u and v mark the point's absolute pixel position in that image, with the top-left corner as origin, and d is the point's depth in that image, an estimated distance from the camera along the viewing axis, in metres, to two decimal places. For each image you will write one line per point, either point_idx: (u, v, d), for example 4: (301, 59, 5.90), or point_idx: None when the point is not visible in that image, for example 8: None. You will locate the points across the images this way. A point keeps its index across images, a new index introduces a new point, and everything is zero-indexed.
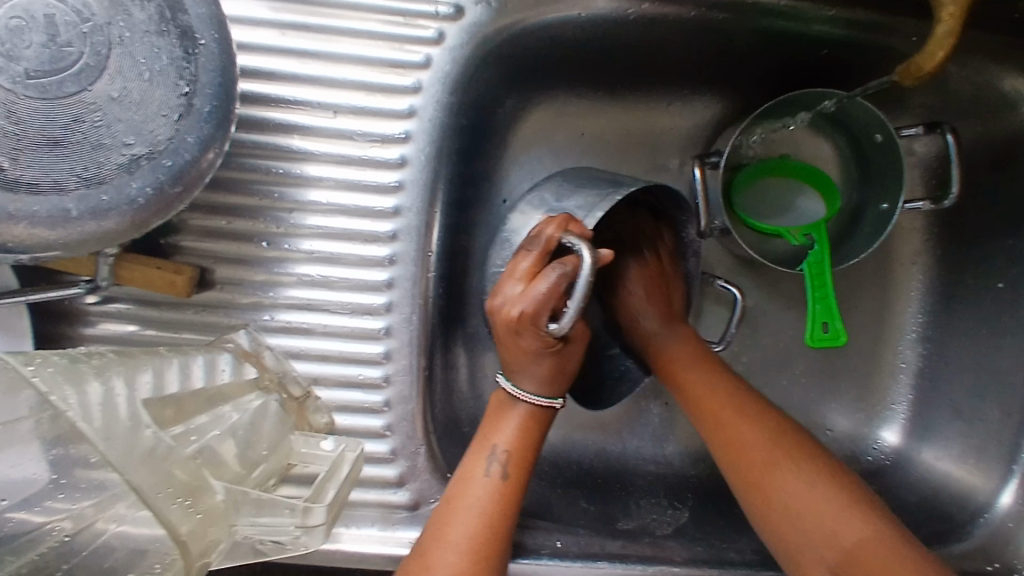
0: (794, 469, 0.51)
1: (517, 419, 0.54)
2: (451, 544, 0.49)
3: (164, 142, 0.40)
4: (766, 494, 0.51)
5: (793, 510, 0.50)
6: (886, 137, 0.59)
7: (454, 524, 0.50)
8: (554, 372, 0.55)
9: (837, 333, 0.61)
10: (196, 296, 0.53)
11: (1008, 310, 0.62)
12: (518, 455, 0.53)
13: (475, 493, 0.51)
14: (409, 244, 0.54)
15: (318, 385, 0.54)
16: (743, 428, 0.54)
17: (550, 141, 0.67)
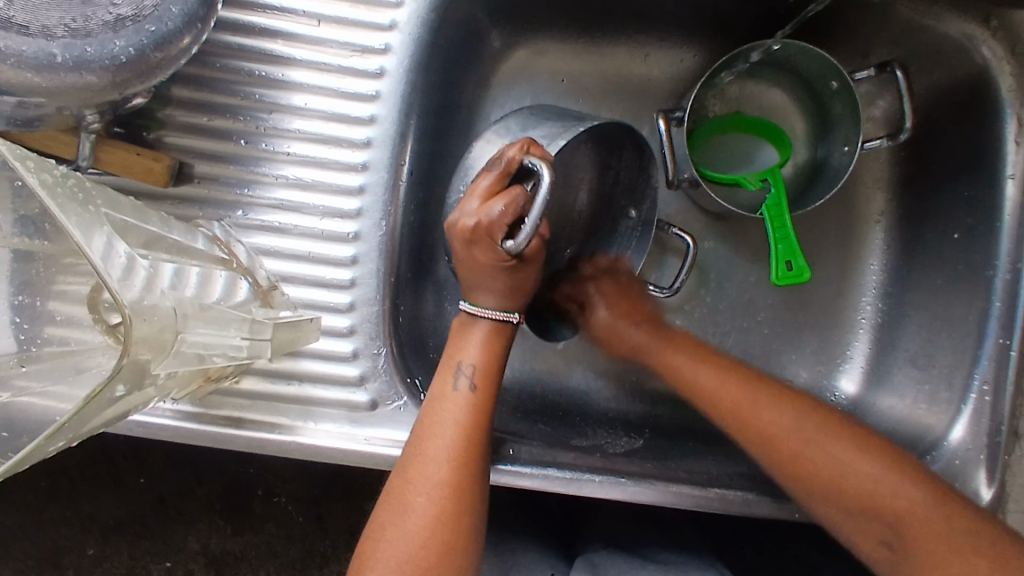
0: (837, 445, 0.54)
1: (483, 336, 0.54)
2: (432, 456, 0.49)
3: (149, 8, 0.42)
4: (805, 475, 0.54)
5: (862, 493, 0.52)
6: (842, 82, 0.63)
7: (430, 439, 0.50)
8: (513, 290, 0.53)
9: (801, 270, 0.63)
10: (174, 189, 0.55)
11: (962, 259, 0.64)
12: (485, 367, 0.53)
13: (448, 407, 0.51)
14: (383, 153, 0.56)
15: (287, 282, 0.55)
16: (767, 411, 0.57)
17: (529, 83, 0.70)
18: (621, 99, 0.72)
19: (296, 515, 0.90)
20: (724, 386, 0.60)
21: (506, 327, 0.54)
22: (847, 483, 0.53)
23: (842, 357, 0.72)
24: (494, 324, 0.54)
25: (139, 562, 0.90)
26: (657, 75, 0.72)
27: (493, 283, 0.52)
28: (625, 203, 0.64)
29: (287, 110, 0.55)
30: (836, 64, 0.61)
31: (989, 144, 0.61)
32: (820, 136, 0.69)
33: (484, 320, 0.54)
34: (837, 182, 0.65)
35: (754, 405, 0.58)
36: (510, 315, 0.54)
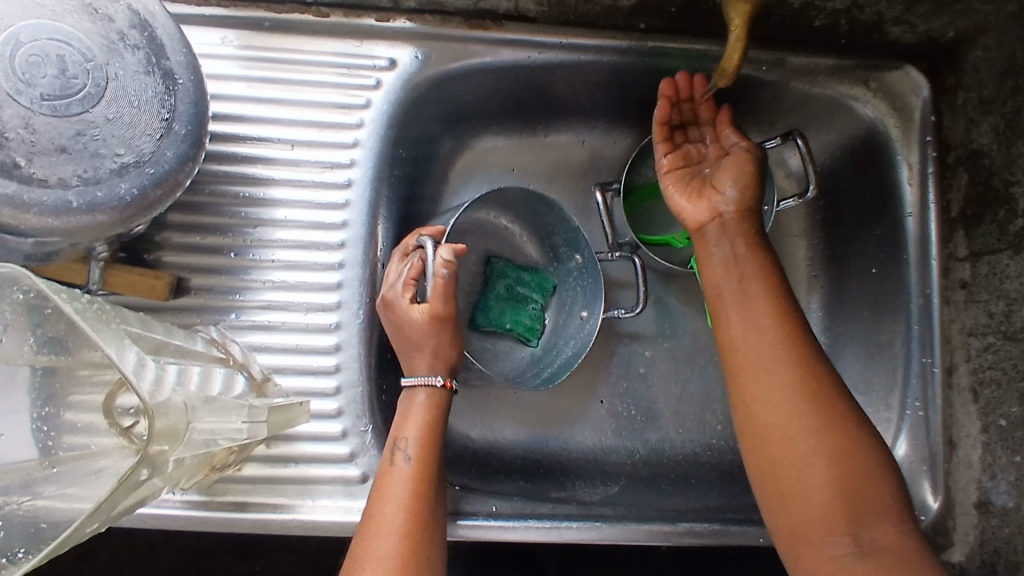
0: (806, 418, 0.52)
1: (420, 407, 0.57)
2: (383, 531, 0.52)
3: (148, 154, 0.50)
4: (764, 439, 0.53)
5: (797, 464, 0.51)
6: None
7: (379, 516, 0.53)
8: (434, 353, 0.58)
9: None
10: (174, 301, 0.62)
11: (881, 290, 0.72)
12: (424, 438, 0.56)
13: (393, 484, 0.54)
14: (356, 251, 0.64)
15: (279, 374, 0.62)
16: (772, 378, 0.54)
17: (483, 175, 0.79)
18: (567, 181, 0.81)
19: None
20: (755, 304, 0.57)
21: (434, 391, 0.58)
22: (794, 460, 0.51)
23: None
24: (426, 389, 0.58)
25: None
26: (595, 157, 0.81)
27: (414, 349, 0.58)
28: (572, 252, 0.72)
29: (269, 223, 0.63)
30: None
31: (885, 190, 0.71)
32: None
33: (418, 385, 0.58)
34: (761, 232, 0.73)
35: (754, 341, 0.55)
36: (432, 376, 0.58)
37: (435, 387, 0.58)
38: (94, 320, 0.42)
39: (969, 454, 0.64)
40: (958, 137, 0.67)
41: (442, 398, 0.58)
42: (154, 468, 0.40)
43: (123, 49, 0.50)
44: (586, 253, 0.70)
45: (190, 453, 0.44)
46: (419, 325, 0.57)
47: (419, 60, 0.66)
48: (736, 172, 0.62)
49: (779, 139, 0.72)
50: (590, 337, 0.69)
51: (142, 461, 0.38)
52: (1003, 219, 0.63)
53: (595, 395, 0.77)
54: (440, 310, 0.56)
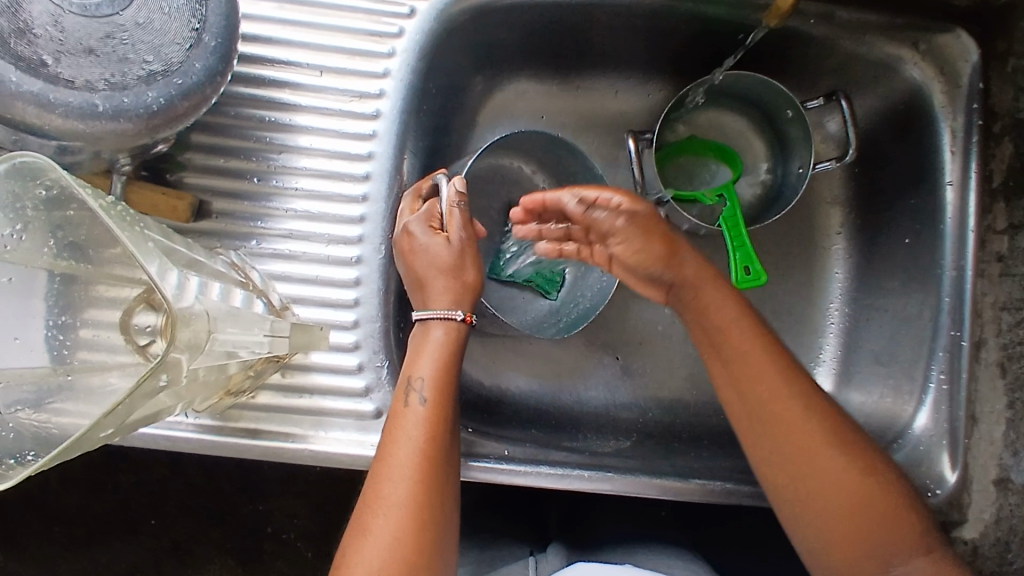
0: (834, 454, 0.55)
1: (434, 345, 0.55)
2: (394, 474, 0.51)
3: (176, 64, 0.49)
4: (794, 473, 0.56)
5: (831, 499, 0.54)
6: (794, 111, 0.70)
7: (389, 458, 0.52)
8: (455, 286, 0.56)
9: (758, 274, 0.68)
10: (194, 224, 0.61)
11: (913, 261, 0.70)
12: (437, 379, 0.54)
13: (406, 425, 0.53)
14: (381, 185, 0.63)
15: (298, 304, 0.61)
16: (807, 418, 0.56)
17: (512, 120, 0.77)
18: (596, 132, 0.79)
19: (304, 553, 0.95)
20: (805, 421, 0.56)
21: (452, 325, 0.56)
22: (828, 494, 0.55)
23: (815, 359, 0.77)
24: (443, 323, 0.56)
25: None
26: (627, 109, 0.79)
27: (435, 280, 0.56)
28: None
29: (293, 150, 0.62)
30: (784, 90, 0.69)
31: (927, 156, 0.68)
32: (779, 159, 0.76)
33: (436, 320, 0.56)
34: (795, 196, 0.72)
35: (759, 373, 0.57)
36: (453, 311, 0.56)
37: (456, 321, 0.56)
38: (116, 223, 0.41)
39: (991, 429, 0.64)
40: (1005, 106, 0.64)
41: (459, 331, 0.56)
42: (168, 376, 0.38)
43: None
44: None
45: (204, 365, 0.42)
46: (445, 253, 0.56)
47: None
48: (632, 227, 0.55)
49: (821, 99, 0.70)
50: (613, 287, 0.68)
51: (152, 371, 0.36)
52: None
53: (612, 350, 0.76)
54: (462, 243, 0.57)
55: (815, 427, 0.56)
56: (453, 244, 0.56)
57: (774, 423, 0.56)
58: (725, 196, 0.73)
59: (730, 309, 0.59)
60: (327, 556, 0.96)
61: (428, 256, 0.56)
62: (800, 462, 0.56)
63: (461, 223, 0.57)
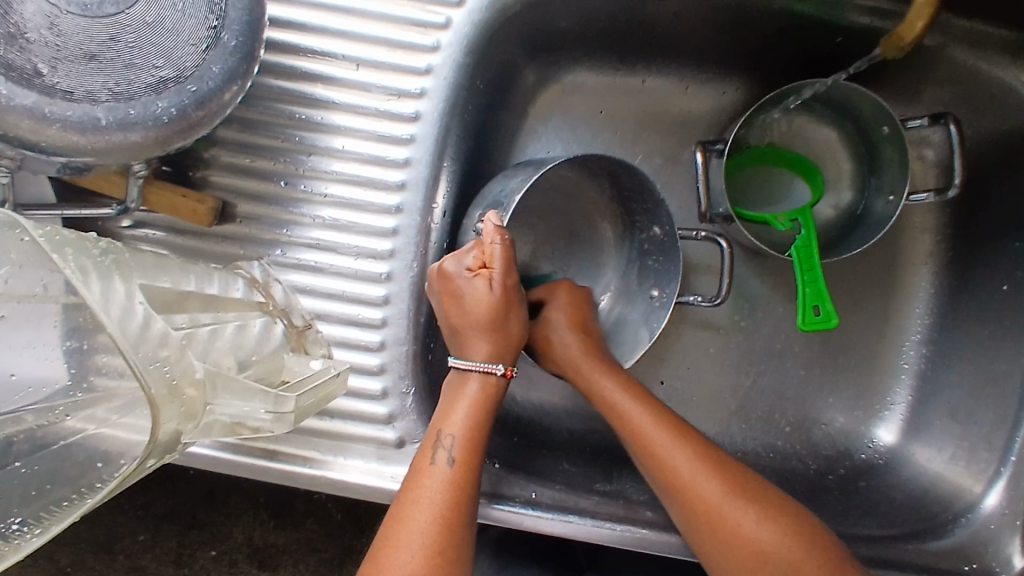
0: (738, 500, 0.51)
1: (464, 403, 0.53)
2: (410, 538, 0.47)
3: (190, 68, 0.43)
4: (721, 528, 0.51)
5: (753, 555, 0.49)
6: (893, 128, 0.62)
7: (408, 520, 0.48)
8: (498, 339, 0.54)
9: (829, 315, 0.62)
10: (217, 227, 0.57)
11: (1009, 313, 0.62)
12: (467, 436, 0.51)
13: (429, 485, 0.49)
14: (417, 195, 0.57)
15: (321, 320, 0.57)
16: (673, 449, 0.54)
17: (567, 115, 0.70)
18: (661, 132, 0.71)
19: (333, 514, 0.98)
20: (666, 453, 0.54)
21: (492, 380, 0.54)
22: (739, 530, 0.50)
23: (883, 403, 0.70)
24: (481, 378, 0.53)
25: (187, 549, 0.97)
26: (698, 108, 0.71)
27: (475, 331, 0.54)
28: (649, 223, 0.62)
29: (322, 151, 0.56)
30: (888, 109, 0.60)
31: None
32: (865, 183, 0.68)
33: (476, 373, 0.54)
34: (882, 228, 0.64)
35: (660, 437, 0.54)
36: (493, 365, 0.54)
37: (500, 375, 0.54)
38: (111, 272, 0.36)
39: None
40: None
41: (499, 388, 0.54)
42: (163, 455, 0.39)
43: None
44: (667, 228, 0.60)
45: (208, 430, 0.39)
46: (489, 300, 0.53)
47: None
48: (568, 317, 0.61)
49: (927, 119, 0.62)
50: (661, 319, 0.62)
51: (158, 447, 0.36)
52: None
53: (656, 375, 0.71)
54: (507, 286, 0.54)
55: (716, 480, 0.52)
56: (495, 289, 0.53)
57: (676, 478, 0.53)
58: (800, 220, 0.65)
59: (625, 385, 0.57)
60: (356, 518, 0.99)
61: (471, 300, 0.53)
62: (723, 531, 0.50)
63: (504, 258, 0.53)
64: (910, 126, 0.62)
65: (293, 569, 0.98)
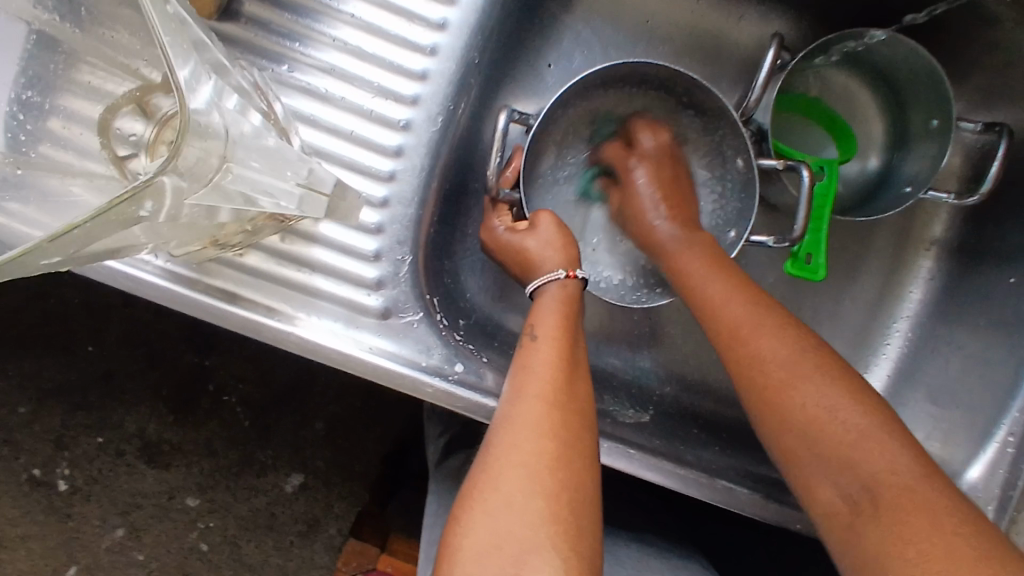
0: (812, 370, 0.45)
1: (551, 300, 0.49)
2: (526, 416, 0.41)
3: None
4: (791, 414, 0.45)
5: (811, 419, 0.44)
6: (944, 122, 0.60)
7: (520, 401, 0.42)
8: (556, 251, 0.52)
9: (817, 268, 0.60)
10: (217, 25, 0.48)
11: (1012, 305, 0.61)
12: (561, 320, 0.47)
13: (534, 367, 0.44)
14: (455, 41, 0.50)
15: (320, 159, 0.49)
16: (805, 380, 0.45)
17: (613, 16, 0.65)
18: (702, 58, 0.67)
19: (241, 420, 0.87)
20: (747, 331, 0.48)
21: (562, 285, 0.50)
22: (821, 457, 0.43)
23: (863, 376, 0.69)
24: (556, 283, 0.50)
25: (69, 431, 0.86)
26: (747, 41, 0.67)
27: (538, 260, 0.52)
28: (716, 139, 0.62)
29: None
30: (950, 100, 0.59)
31: None
32: (897, 151, 0.66)
33: (545, 285, 0.50)
34: (884, 212, 0.63)
35: (783, 367, 0.46)
36: (552, 273, 0.50)
37: (564, 279, 0.50)
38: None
39: None
40: None
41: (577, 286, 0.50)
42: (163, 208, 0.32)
43: None
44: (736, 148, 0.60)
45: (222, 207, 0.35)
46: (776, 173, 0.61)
47: None
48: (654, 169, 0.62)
49: (980, 125, 0.62)
50: (730, 255, 0.61)
51: (117, 210, 0.30)
52: None
53: None
54: (671, 191, 0.61)
55: (827, 375, 0.45)
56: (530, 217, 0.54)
57: (776, 380, 0.46)
58: (826, 169, 0.62)
59: (703, 251, 0.55)
60: (265, 428, 0.88)
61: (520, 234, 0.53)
62: (821, 418, 0.44)
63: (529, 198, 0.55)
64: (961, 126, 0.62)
65: (185, 472, 0.87)
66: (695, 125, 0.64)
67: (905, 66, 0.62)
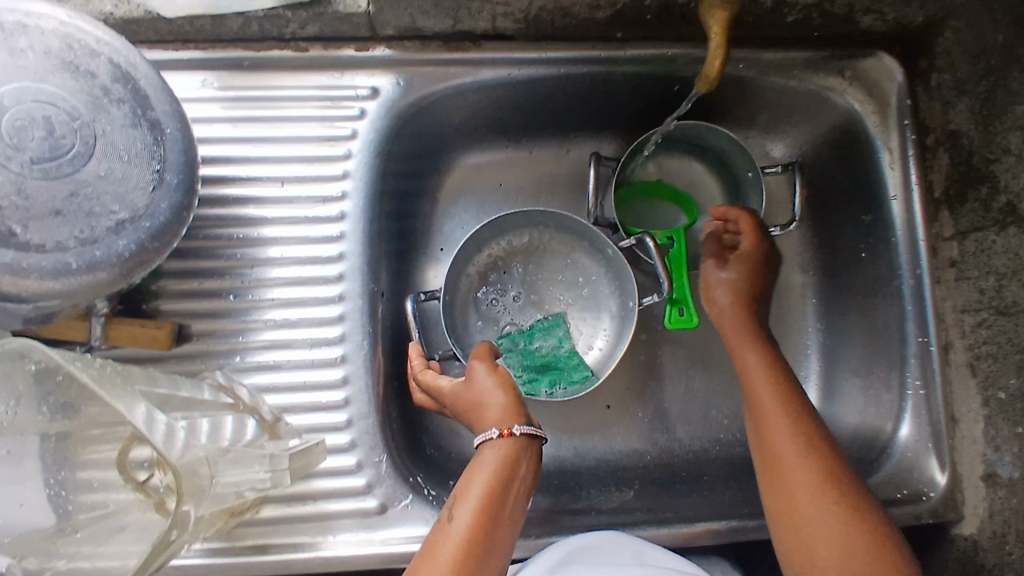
0: (799, 455, 0.56)
1: (489, 458, 0.56)
2: (438, 561, 0.49)
3: (142, 208, 0.50)
4: (786, 497, 0.54)
5: (797, 503, 0.54)
6: (754, 174, 0.75)
7: (425, 571, 0.48)
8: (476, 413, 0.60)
9: (690, 317, 0.74)
10: (176, 349, 0.62)
11: (874, 278, 0.72)
12: (489, 493, 0.53)
13: (450, 542, 0.50)
14: (354, 283, 0.64)
15: (289, 413, 0.61)
16: (796, 458, 0.56)
17: (472, 193, 0.80)
18: (555, 191, 0.82)
19: None
20: (769, 417, 0.59)
21: (494, 441, 0.57)
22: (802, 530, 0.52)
23: (802, 375, 0.78)
24: (493, 446, 0.57)
25: None
26: (582, 165, 0.82)
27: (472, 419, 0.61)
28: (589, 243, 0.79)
29: (266, 262, 0.64)
30: (750, 155, 0.74)
31: (871, 174, 0.71)
32: (735, 199, 0.80)
33: (485, 444, 0.57)
34: None
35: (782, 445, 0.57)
36: (488, 431, 0.58)
37: (497, 438, 0.57)
38: (106, 386, 0.45)
39: (971, 429, 0.65)
40: (936, 119, 0.67)
41: (509, 446, 0.57)
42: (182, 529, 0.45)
43: (109, 103, 0.50)
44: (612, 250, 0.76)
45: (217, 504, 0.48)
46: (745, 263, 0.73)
47: (400, 86, 0.66)
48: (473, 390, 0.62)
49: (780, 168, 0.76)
50: (627, 334, 0.77)
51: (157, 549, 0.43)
52: (985, 198, 0.63)
53: (602, 400, 0.80)
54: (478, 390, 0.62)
55: (813, 445, 0.56)
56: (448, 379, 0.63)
57: (778, 463, 0.57)
58: (675, 238, 0.76)
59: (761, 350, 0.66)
60: None
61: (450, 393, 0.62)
62: (804, 494, 0.54)
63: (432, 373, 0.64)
64: (768, 172, 0.76)
65: None
66: (571, 242, 0.80)
67: (704, 138, 0.77)
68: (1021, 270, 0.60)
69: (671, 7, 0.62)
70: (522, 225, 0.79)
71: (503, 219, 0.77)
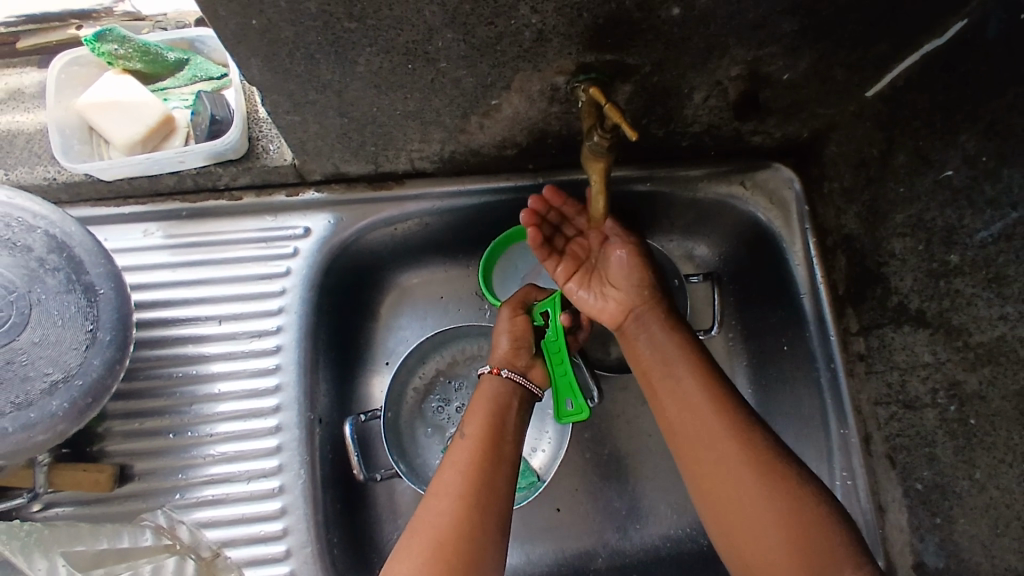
0: (706, 411, 0.58)
1: (487, 391, 0.68)
2: (454, 469, 0.59)
3: (75, 367, 0.54)
4: (703, 463, 0.56)
5: (710, 461, 0.55)
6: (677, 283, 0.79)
7: (445, 483, 0.59)
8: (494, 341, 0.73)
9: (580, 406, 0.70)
10: (120, 489, 0.65)
11: (799, 370, 0.75)
12: (492, 417, 0.65)
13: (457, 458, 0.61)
14: (292, 412, 0.67)
15: (229, 546, 0.64)
16: (706, 420, 0.57)
17: (413, 307, 0.83)
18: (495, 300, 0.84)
19: None
20: (668, 380, 0.61)
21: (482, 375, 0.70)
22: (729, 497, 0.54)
23: None
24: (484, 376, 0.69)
25: None
26: None
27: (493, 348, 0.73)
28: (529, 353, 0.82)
29: (209, 397, 0.67)
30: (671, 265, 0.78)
31: (783, 272, 0.75)
32: None
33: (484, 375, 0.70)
34: None
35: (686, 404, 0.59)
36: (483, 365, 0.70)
37: (486, 373, 0.69)
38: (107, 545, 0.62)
39: (898, 518, 0.67)
40: (832, 223, 0.72)
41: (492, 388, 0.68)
42: None
43: (45, 273, 0.55)
44: None
45: None
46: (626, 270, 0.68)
47: (332, 223, 0.70)
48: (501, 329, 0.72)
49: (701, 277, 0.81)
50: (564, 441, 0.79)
51: None
52: (881, 296, 0.67)
53: (552, 502, 0.81)
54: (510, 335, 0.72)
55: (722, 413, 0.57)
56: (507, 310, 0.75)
57: (687, 434, 0.58)
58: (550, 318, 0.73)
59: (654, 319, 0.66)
60: None
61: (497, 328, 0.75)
62: (717, 459, 0.55)
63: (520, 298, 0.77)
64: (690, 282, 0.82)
65: None
66: None
67: None
68: (918, 365, 0.64)
69: (572, 143, 0.67)
70: (464, 337, 0.81)
71: (445, 336, 0.80)
